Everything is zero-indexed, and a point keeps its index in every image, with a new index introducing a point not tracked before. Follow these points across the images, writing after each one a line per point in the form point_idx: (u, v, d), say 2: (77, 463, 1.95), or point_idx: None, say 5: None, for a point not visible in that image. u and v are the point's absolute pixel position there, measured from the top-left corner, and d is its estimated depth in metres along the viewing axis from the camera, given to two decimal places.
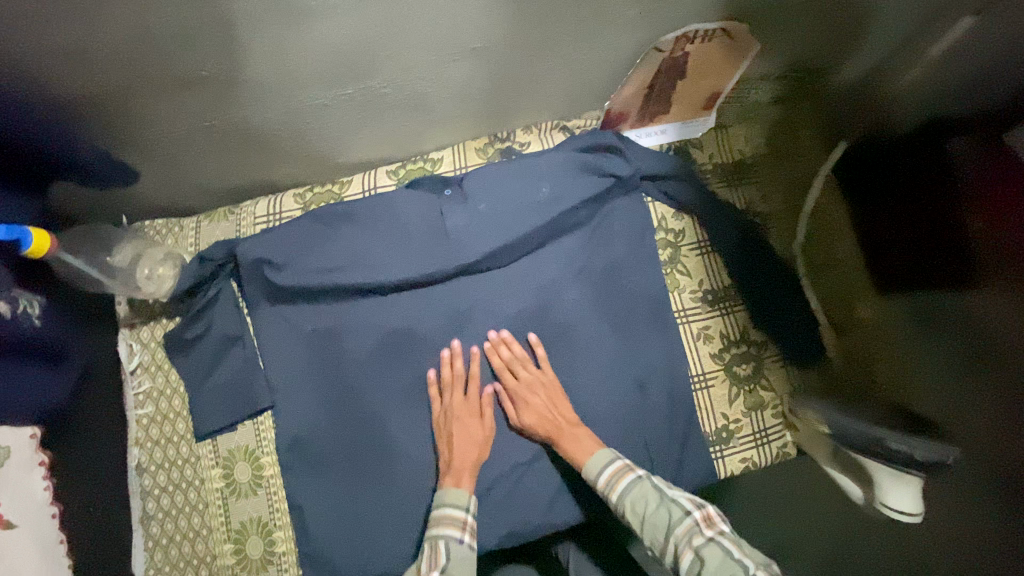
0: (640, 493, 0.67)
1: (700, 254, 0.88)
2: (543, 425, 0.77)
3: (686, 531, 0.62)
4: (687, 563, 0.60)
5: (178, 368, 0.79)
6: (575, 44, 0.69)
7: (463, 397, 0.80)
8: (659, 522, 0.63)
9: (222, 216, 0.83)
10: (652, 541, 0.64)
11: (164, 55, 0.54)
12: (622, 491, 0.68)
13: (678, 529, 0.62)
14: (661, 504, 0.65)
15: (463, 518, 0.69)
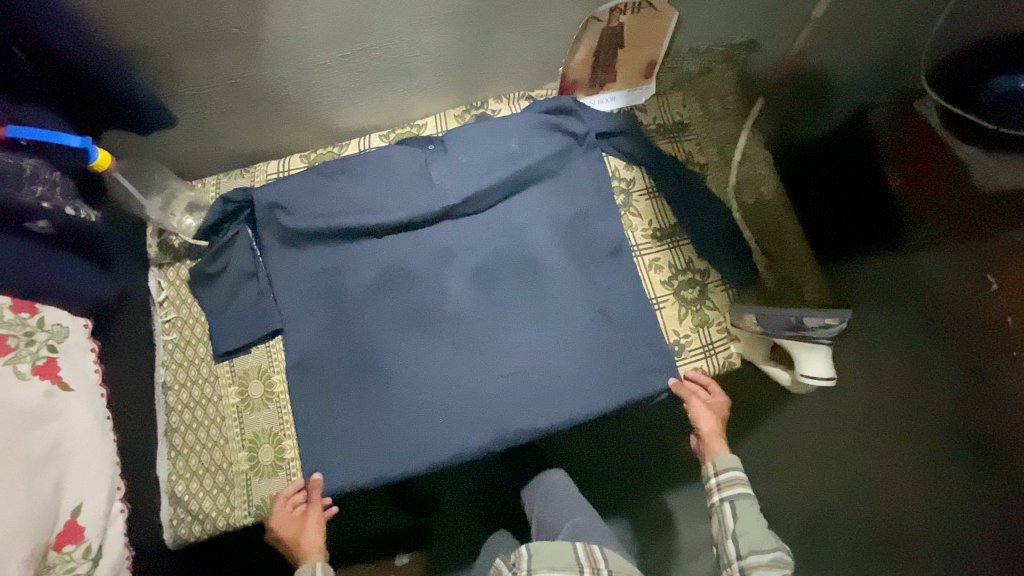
0: (748, 510, 0.88)
1: (650, 198, 1.03)
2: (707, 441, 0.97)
3: (778, 559, 0.81)
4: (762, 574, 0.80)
5: (200, 300, 0.91)
6: (531, 14, 0.85)
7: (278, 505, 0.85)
8: (756, 539, 0.83)
9: (238, 175, 0.97)
10: (740, 548, 0.84)
11: (201, 17, 0.68)
12: (732, 500, 0.89)
13: (777, 551, 0.82)
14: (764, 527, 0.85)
15: None
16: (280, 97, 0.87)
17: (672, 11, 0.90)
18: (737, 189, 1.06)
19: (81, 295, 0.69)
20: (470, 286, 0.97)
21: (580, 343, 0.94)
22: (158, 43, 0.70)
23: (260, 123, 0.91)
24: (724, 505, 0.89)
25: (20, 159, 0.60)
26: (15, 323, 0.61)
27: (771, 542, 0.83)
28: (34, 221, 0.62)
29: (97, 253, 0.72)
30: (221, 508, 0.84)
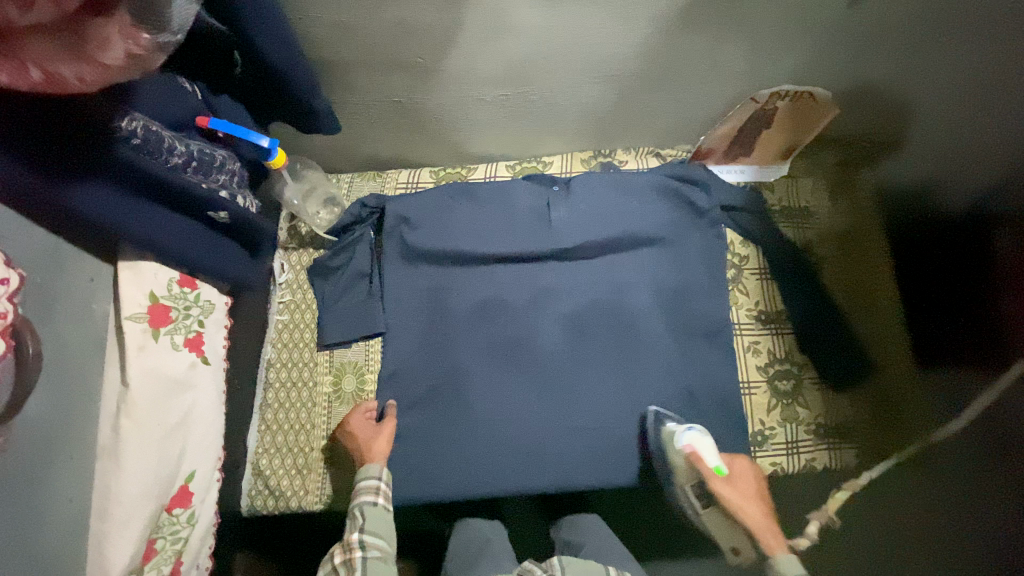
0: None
1: (760, 279, 1.02)
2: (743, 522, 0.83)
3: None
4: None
5: (316, 288, 0.97)
6: (690, 86, 0.85)
7: (361, 416, 0.90)
8: None
9: (371, 177, 1.03)
10: None
11: (394, 49, 0.72)
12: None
13: None
14: None
15: (376, 485, 0.82)
16: (429, 118, 0.90)
17: (833, 108, 0.87)
18: (849, 289, 1.02)
19: (226, 275, 0.71)
20: (563, 331, 0.98)
21: (664, 412, 0.95)
22: (344, 62, 0.74)
23: (402, 136, 0.95)
24: None
25: (213, 150, 0.65)
26: (176, 297, 0.65)
27: None
28: (215, 210, 0.64)
29: (248, 238, 0.73)
30: (296, 489, 0.89)
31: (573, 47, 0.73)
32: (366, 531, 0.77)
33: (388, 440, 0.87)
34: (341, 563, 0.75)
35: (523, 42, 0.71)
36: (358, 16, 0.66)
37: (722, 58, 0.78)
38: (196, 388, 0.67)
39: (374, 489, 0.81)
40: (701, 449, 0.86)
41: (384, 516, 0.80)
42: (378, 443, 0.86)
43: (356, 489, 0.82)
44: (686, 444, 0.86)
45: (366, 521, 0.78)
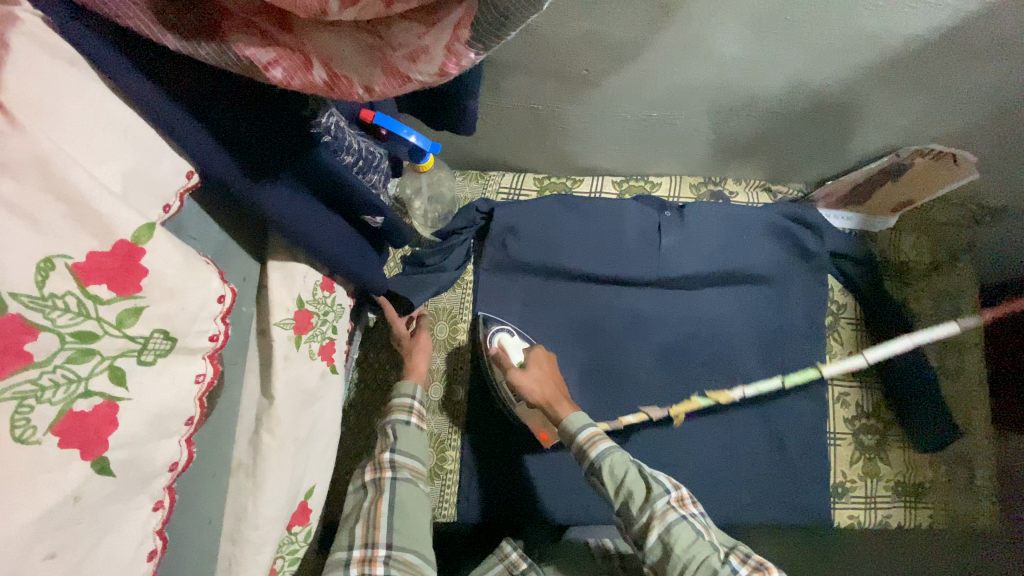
0: (679, 528, 0.62)
1: (857, 329, 1.01)
2: (541, 389, 0.80)
3: (664, 506, 0.64)
4: (654, 539, 0.63)
5: (407, 282, 0.93)
6: (839, 134, 0.82)
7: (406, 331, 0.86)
8: (686, 548, 0.61)
9: (473, 178, 1.00)
10: (683, 574, 0.60)
11: (565, 60, 0.67)
12: (599, 457, 0.69)
13: (654, 502, 0.64)
14: (690, 536, 0.62)
15: (411, 403, 0.74)
16: (558, 128, 0.85)
17: (972, 174, 0.82)
18: (937, 349, 1.01)
19: (359, 279, 0.65)
20: (658, 360, 0.95)
21: (749, 454, 0.93)
22: (505, 63, 0.68)
23: (521, 141, 0.91)
24: (669, 517, 0.63)
25: (374, 149, 0.60)
26: (317, 302, 0.60)
27: (683, 548, 0.61)
28: (374, 215, 0.59)
29: (381, 238, 0.67)
30: None
31: (749, 83, 0.70)
32: (400, 451, 0.70)
33: (427, 358, 0.81)
34: (358, 561, 0.63)
35: (703, 68, 0.67)
36: (548, 22, 0.60)
37: (887, 114, 0.75)
38: (323, 399, 0.62)
39: (409, 407, 0.73)
40: (508, 348, 0.86)
41: (419, 436, 0.73)
42: (416, 360, 0.81)
43: (389, 406, 0.75)
44: (496, 344, 0.87)
45: (399, 439, 0.70)
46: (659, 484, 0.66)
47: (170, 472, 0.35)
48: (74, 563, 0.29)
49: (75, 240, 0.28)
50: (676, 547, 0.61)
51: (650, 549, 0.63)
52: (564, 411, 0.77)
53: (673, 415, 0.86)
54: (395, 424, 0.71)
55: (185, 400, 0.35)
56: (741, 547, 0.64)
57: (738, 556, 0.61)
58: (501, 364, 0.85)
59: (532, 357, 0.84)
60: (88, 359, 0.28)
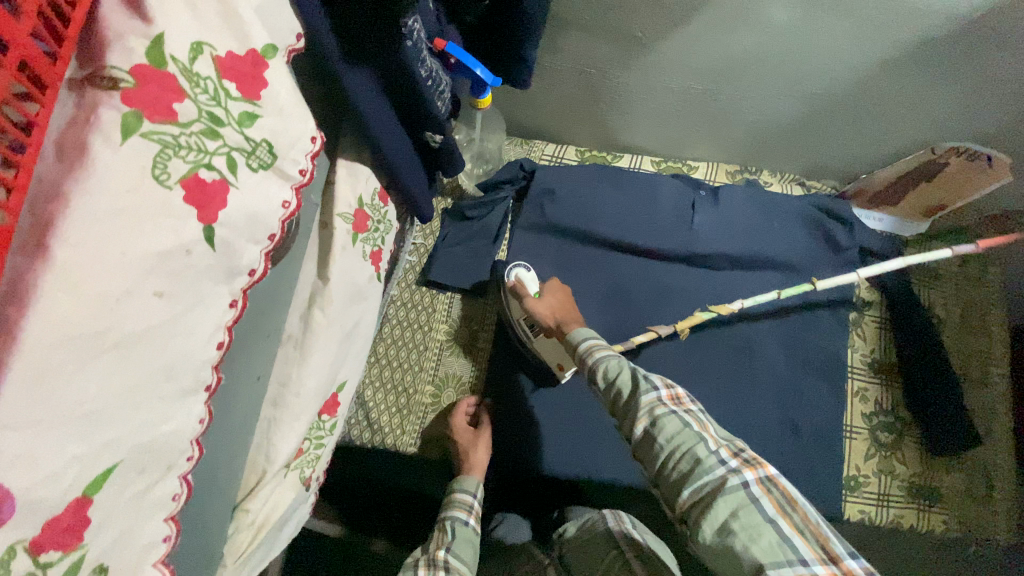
0: (667, 421, 0.56)
1: (880, 327, 1.02)
2: (551, 315, 0.80)
3: (650, 402, 0.58)
4: (641, 429, 0.58)
5: (446, 227, 0.98)
6: (878, 122, 0.85)
7: (464, 426, 0.87)
8: (669, 438, 0.55)
9: (519, 144, 1.06)
10: (667, 463, 0.55)
11: (625, 19, 0.72)
12: (593, 358, 0.66)
13: (641, 398, 0.58)
14: (679, 430, 0.55)
15: (471, 504, 0.73)
16: (607, 97, 0.90)
17: (1005, 177, 0.84)
18: (962, 356, 1.01)
19: (413, 195, 0.70)
20: (680, 333, 0.97)
21: (764, 435, 0.94)
22: (569, 19, 0.74)
23: (570, 109, 0.96)
24: (656, 410, 0.57)
25: (444, 75, 0.66)
26: (373, 207, 0.65)
27: (667, 440, 0.55)
28: (435, 133, 0.65)
29: (435, 165, 0.73)
30: (395, 427, 0.89)
31: (794, 57, 0.74)
32: (453, 550, 0.63)
33: (488, 452, 0.82)
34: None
35: (753, 36, 0.71)
36: None
37: (926, 102, 0.79)
38: (367, 301, 0.67)
39: (468, 506, 0.72)
40: (527, 281, 0.88)
41: (472, 540, 0.67)
42: (476, 454, 0.82)
43: (448, 503, 0.74)
44: (514, 277, 0.88)
45: (454, 538, 0.66)
46: (649, 381, 0.60)
47: (249, 276, 0.39)
48: (175, 311, 0.33)
49: (220, 36, 0.33)
50: (661, 437, 0.56)
51: (636, 440, 0.58)
52: (570, 326, 0.75)
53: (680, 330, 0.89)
54: (453, 521, 0.68)
55: (272, 216, 0.39)
56: (741, 444, 0.56)
57: (731, 448, 0.54)
58: (518, 293, 0.87)
59: (549, 291, 0.84)
60: (215, 138, 0.33)
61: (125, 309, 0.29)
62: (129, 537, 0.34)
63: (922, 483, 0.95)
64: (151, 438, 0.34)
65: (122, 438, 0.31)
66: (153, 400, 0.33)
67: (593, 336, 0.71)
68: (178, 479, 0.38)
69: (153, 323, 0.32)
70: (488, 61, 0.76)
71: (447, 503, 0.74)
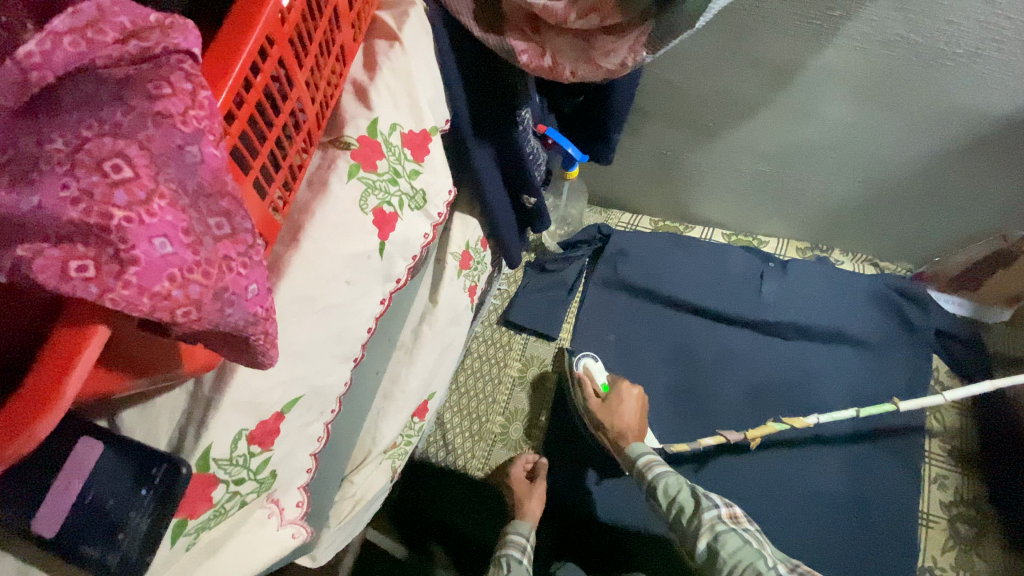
0: (730, 539, 0.68)
1: (959, 414, 0.99)
2: (624, 414, 0.91)
3: (711, 518, 0.71)
4: (704, 544, 0.70)
5: (527, 277, 1.12)
6: (946, 208, 0.90)
7: (521, 473, 0.94)
8: (732, 548, 0.67)
9: (599, 213, 1.20)
10: None
11: (701, 112, 0.86)
12: (655, 476, 0.79)
13: (702, 512, 0.71)
14: (743, 545, 0.67)
15: (524, 543, 0.82)
16: (681, 176, 1.03)
17: None
18: None
19: (509, 244, 0.85)
20: (742, 395, 1.01)
21: (829, 509, 0.92)
22: (650, 110, 0.89)
23: (646, 185, 1.09)
24: (717, 524, 0.70)
25: (542, 151, 0.82)
26: (476, 251, 0.81)
27: (731, 552, 0.67)
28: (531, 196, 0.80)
29: (527, 223, 0.88)
30: (467, 450, 1.00)
31: (854, 146, 0.83)
32: None
33: (541, 503, 0.90)
34: None
35: (814, 128, 0.82)
36: (692, 80, 0.81)
37: (992, 191, 0.84)
38: (462, 327, 0.80)
39: (521, 544, 0.82)
40: (595, 372, 0.99)
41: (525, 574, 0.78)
42: (531, 501, 0.90)
43: (503, 541, 0.84)
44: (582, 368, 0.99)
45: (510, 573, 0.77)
46: (709, 499, 0.73)
47: (395, 282, 0.54)
48: (352, 296, 0.48)
49: (407, 119, 0.50)
50: (724, 551, 0.67)
51: (701, 557, 0.70)
52: (628, 440, 0.87)
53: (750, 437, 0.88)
54: (509, 558, 0.79)
55: (416, 242, 0.54)
56: (795, 562, 0.69)
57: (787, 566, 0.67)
58: (586, 387, 0.97)
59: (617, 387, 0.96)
60: (394, 184, 0.49)
61: (328, 287, 0.45)
62: (292, 455, 0.48)
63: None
64: (319, 385, 0.48)
65: (307, 377, 0.45)
66: (327, 357, 0.48)
67: (649, 451, 0.84)
68: (322, 426, 0.52)
69: (340, 302, 0.46)
70: (578, 140, 0.91)
71: (502, 542, 0.84)
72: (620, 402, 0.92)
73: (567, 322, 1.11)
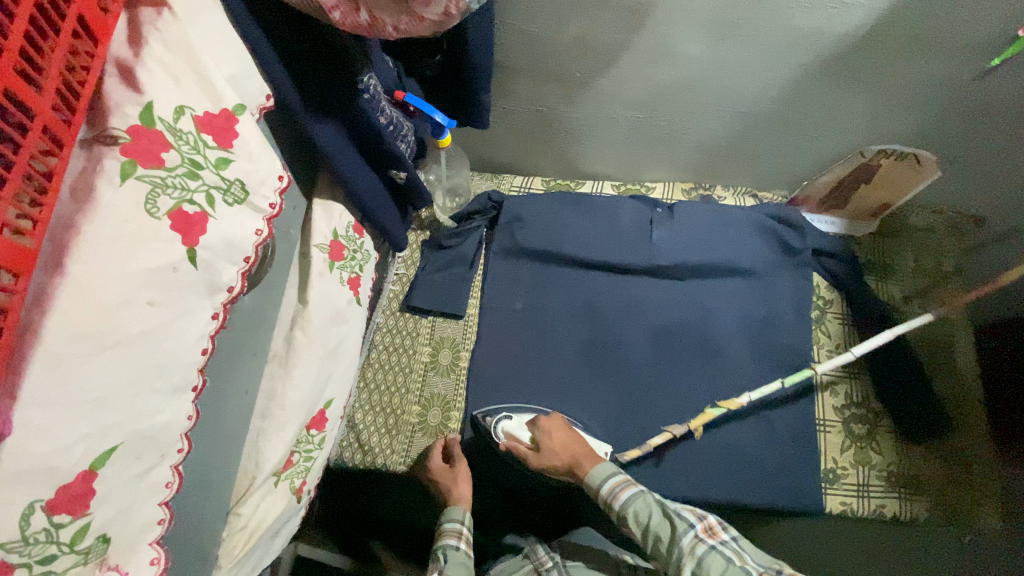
0: (710, 559, 0.71)
1: (841, 323, 1.06)
2: (569, 450, 0.84)
3: (689, 542, 0.73)
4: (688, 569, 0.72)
5: (424, 257, 1.07)
6: (807, 134, 0.94)
7: (442, 464, 0.89)
8: (714, 571, 0.70)
9: (489, 179, 1.15)
10: None
11: (565, 61, 0.83)
12: (624, 504, 0.77)
13: (679, 539, 0.73)
14: (723, 566, 0.71)
15: (459, 529, 0.82)
16: (562, 131, 1.00)
17: (935, 174, 0.92)
18: (927, 348, 1.05)
19: (387, 226, 0.79)
20: (650, 341, 1.03)
21: (740, 434, 0.98)
22: (514, 63, 0.84)
23: (531, 144, 1.06)
24: (698, 546, 0.72)
25: (404, 120, 0.75)
26: (348, 238, 0.73)
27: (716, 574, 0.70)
28: (399, 170, 0.74)
29: (405, 201, 0.82)
30: (384, 447, 0.93)
31: (716, 82, 0.83)
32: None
33: (469, 483, 0.87)
34: None
35: (677, 68, 0.81)
36: (548, 27, 0.77)
37: (843, 112, 0.88)
38: (349, 323, 0.74)
39: (457, 531, 0.81)
40: (515, 431, 0.88)
41: (465, 562, 0.78)
42: (457, 485, 0.86)
43: (440, 530, 0.83)
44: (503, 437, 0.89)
45: (447, 564, 0.77)
46: (684, 522, 0.74)
47: (228, 292, 0.47)
48: (164, 317, 0.41)
49: (197, 99, 0.42)
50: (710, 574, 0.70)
51: None
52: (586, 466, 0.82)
53: (694, 428, 0.92)
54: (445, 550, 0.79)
55: (246, 243, 0.47)
56: (767, 559, 0.73)
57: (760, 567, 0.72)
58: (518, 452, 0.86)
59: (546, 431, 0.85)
60: (195, 179, 0.42)
61: (124, 313, 0.37)
62: (129, 513, 0.41)
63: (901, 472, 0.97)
64: (147, 426, 0.41)
65: (122, 422, 0.39)
66: (147, 392, 0.41)
67: (614, 472, 0.80)
68: (169, 470, 0.45)
69: (147, 327, 0.39)
70: (446, 105, 0.85)
71: (439, 532, 0.83)
72: (549, 433, 0.84)
73: (474, 296, 1.06)
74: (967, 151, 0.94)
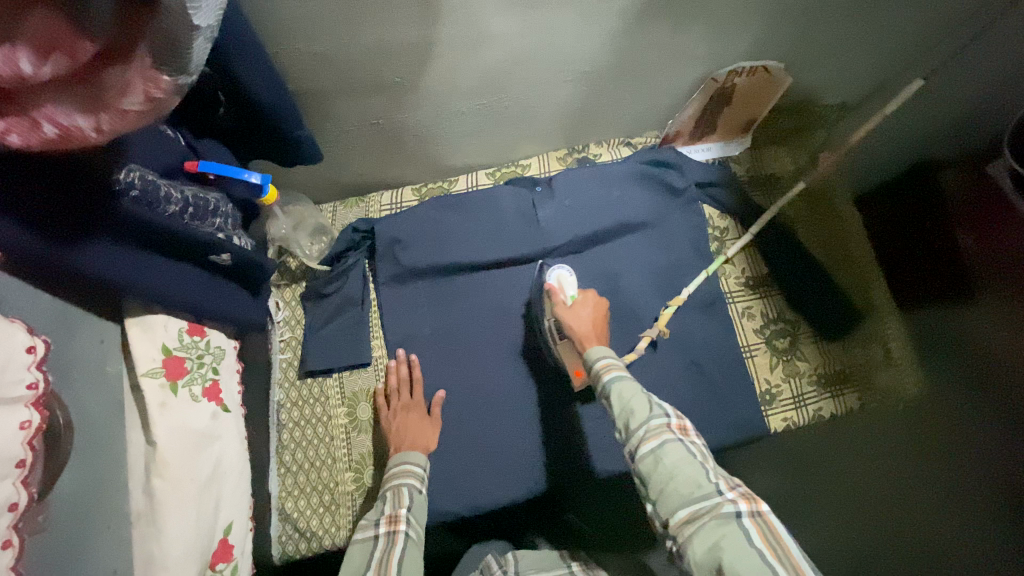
0: (671, 446, 0.61)
1: (741, 247, 1.05)
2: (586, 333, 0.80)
3: (659, 425, 0.63)
4: (647, 449, 0.62)
5: (308, 312, 0.98)
6: (655, 75, 0.90)
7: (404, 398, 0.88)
8: (674, 457, 0.60)
9: (354, 204, 1.04)
10: (661, 494, 0.59)
11: (376, 70, 0.73)
12: (609, 377, 0.70)
13: (651, 421, 0.63)
14: (686, 458, 0.60)
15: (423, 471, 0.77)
16: (409, 137, 0.91)
17: (787, 80, 0.97)
18: (824, 242, 1.07)
19: (235, 315, 0.69)
20: None
21: (678, 387, 0.97)
22: (322, 85, 0.74)
23: (382, 158, 0.96)
24: (664, 432, 0.63)
25: (206, 194, 0.64)
26: (189, 347, 0.63)
27: (672, 462, 0.60)
28: (219, 254, 0.63)
29: (248, 278, 0.72)
30: (327, 527, 0.87)
31: (543, 51, 0.77)
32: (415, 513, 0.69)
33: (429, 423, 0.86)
34: (384, 535, 0.65)
35: (497, 47, 0.73)
36: (339, 40, 0.67)
37: (682, 45, 0.84)
38: (222, 438, 0.65)
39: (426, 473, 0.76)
40: (564, 284, 0.90)
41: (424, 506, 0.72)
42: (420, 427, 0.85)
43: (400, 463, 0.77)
44: (554, 280, 0.91)
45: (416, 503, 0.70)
46: (662, 408, 0.65)
47: (12, 512, 0.38)
48: None
49: None
50: (665, 460, 0.60)
51: (640, 465, 0.62)
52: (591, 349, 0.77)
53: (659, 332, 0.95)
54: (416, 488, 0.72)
55: (11, 445, 0.38)
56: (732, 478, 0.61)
57: (723, 477, 0.60)
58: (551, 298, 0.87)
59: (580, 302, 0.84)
60: None
61: None
62: None
63: (825, 370, 1.00)
64: None
65: None
66: None
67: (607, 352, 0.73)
68: None
69: None
70: (257, 154, 0.74)
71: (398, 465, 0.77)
72: (576, 313, 0.82)
73: (376, 336, 0.98)
74: (808, 48, 0.93)
